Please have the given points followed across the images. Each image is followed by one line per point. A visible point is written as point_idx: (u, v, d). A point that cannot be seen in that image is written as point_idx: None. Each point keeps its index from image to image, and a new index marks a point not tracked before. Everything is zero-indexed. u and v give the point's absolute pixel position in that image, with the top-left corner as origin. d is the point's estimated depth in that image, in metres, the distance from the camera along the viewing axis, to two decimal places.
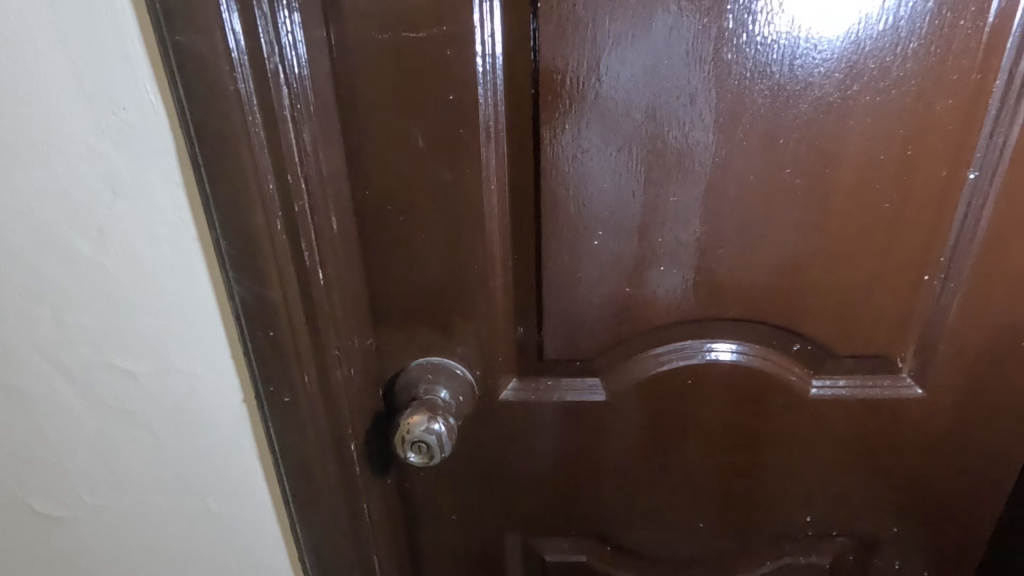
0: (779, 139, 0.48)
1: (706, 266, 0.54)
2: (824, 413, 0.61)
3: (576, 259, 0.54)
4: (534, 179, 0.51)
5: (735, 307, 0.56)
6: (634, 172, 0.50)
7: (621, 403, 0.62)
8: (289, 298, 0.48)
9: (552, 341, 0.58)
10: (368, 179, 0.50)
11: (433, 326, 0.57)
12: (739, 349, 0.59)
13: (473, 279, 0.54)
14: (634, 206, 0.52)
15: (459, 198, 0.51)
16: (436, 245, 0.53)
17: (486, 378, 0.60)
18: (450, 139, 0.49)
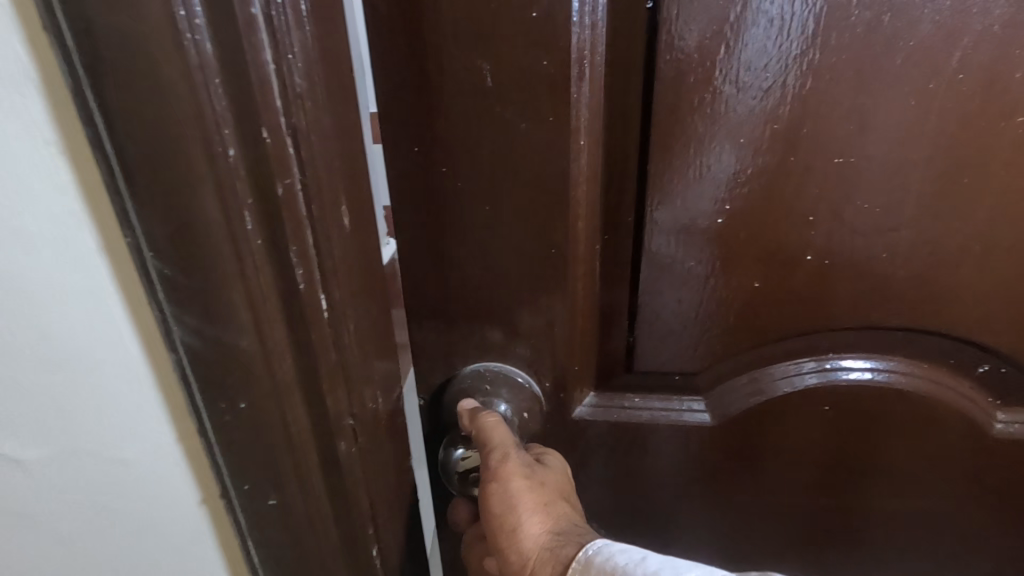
0: (1012, 71, 0.33)
1: (872, 256, 0.39)
2: (1006, 455, 0.47)
3: (689, 243, 0.41)
4: (639, 133, 0.38)
5: (902, 312, 0.41)
6: (779, 123, 0.36)
7: (728, 428, 0.48)
8: (278, 344, 0.30)
9: (646, 347, 0.46)
10: (423, 132, 0.38)
11: (493, 327, 0.44)
12: (897, 369, 0.44)
13: (549, 269, 0.42)
14: (768, 172, 0.38)
15: (537, 156, 0.38)
16: (504, 219, 0.40)
17: (558, 391, 0.47)
18: (531, 72, 0.36)
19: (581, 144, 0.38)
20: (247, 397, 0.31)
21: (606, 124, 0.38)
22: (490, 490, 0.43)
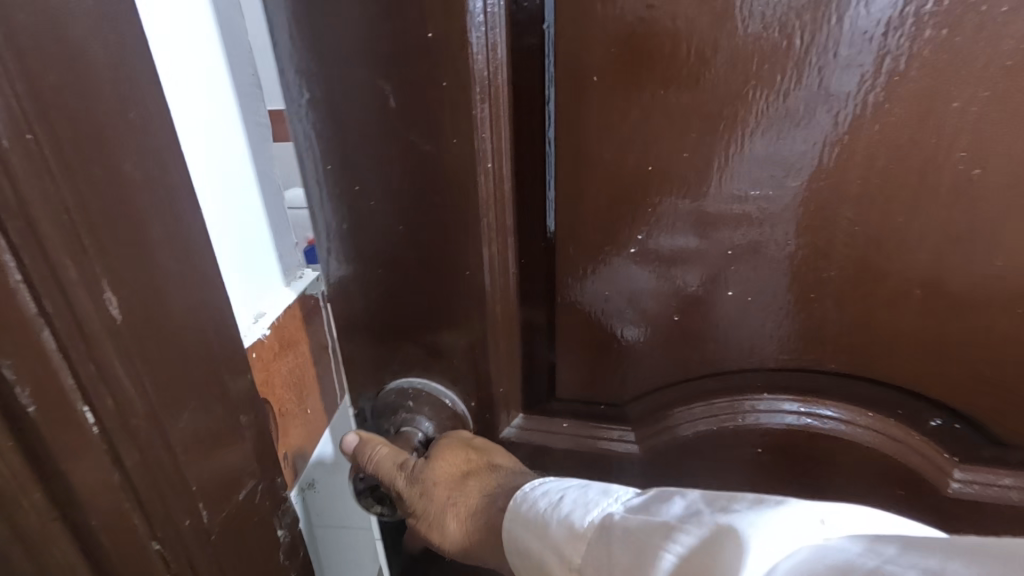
0: (940, 100, 0.31)
1: (793, 291, 0.38)
2: (967, 518, 0.42)
3: (648, 276, 0.40)
4: (579, 162, 0.37)
5: (834, 353, 0.39)
6: (702, 152, 0.35)
7: (660, 459, 0.46)
8: (15, 485, 0.22)
9: (568, 371, 0.45)
10: (344, 157, 0.37)
11: (420, 346, 0.44)
12: (836, 415, 0.41)
13: (462, 292, 0.41)
14: (721, 208, 0.36)
15: (442, 179, 0.37)
16: (414, 242, 0.40)
17: (483, 411, 0.46)
18: (431, 94, 0.34)
19: (491, 168, 0.37)
20: (2, 570, 0.23)
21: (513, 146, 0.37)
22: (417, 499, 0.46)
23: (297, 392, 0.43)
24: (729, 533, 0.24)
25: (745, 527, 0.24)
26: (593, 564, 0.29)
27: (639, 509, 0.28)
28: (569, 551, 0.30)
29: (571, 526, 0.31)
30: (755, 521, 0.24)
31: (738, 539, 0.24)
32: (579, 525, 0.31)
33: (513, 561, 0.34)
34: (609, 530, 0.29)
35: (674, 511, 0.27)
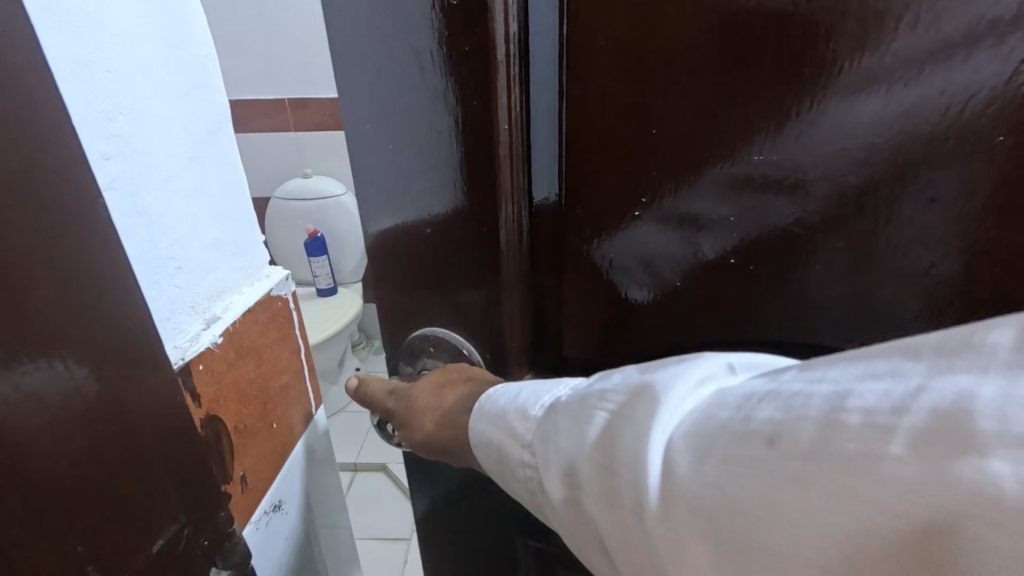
0: (896, 89, 0.38)
1: (797, 257, 0.45)
2: None
3: (675, 236, 0.47)
4: (628, 134, 0.45)
5: (813, 331, 0.47)
6: (728, 125, 0.42)
7: None
8: None
9: (580, 320, 0.54)
10: (436, 116, 0.44)
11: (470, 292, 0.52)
12: None
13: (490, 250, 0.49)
14: (753, 176, 0.43)
15: (491, 148, 0.45)
16: (457, 204, 0.48)
17: (498, 365, 0.54)
18: (480, 80, 0.43)
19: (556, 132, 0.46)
20: None
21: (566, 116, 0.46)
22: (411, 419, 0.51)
23: (262, 403, 0.65)
24: (647, 387, 0.35)
25: (660, 380, 0.35)
26: (540, 433, 0.39)
27: (575, 394, 0.39)
28: (523, 430, 0.40)
29: (525, 412, 0.41)
30: (671, 381, 0.35)
31: (659, 392, 0.35)
32: (534, 410, 0.41)
33: (482, 451, 0.43)
34: (562, 408, 0.39)
35: (611, 382, 0.37)
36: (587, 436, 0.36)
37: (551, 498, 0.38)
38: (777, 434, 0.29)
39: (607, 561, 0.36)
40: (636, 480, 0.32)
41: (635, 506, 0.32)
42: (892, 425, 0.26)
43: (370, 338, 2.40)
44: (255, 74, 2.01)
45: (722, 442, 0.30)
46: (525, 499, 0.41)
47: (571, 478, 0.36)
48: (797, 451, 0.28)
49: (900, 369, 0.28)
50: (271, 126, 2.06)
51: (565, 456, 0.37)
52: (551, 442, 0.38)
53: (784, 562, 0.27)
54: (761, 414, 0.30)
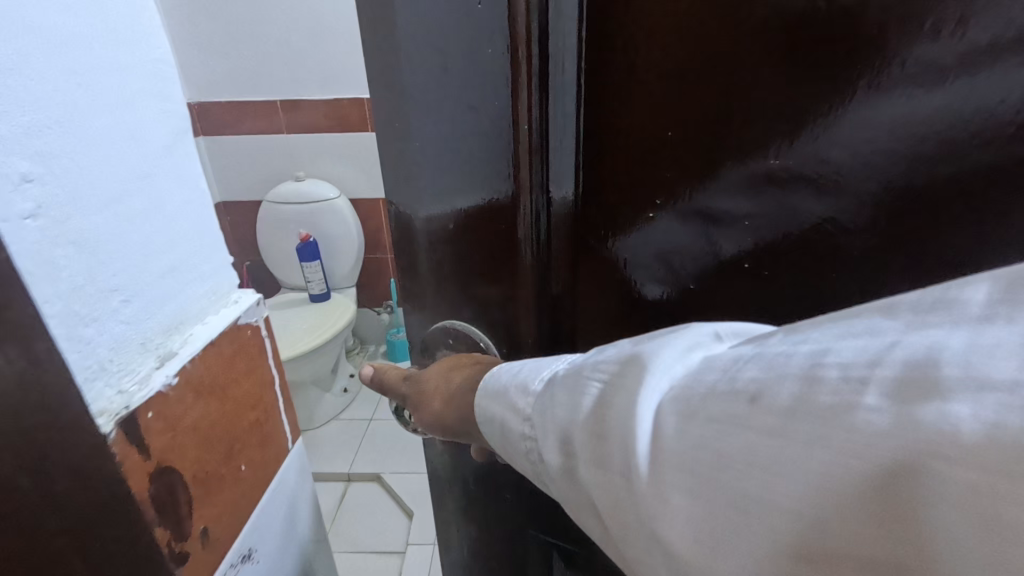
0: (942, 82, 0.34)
1: (815, 260, 0.41)
2: None
3: (693, 232, 0.44)
4: (654, 127, 0.41)
5: None
6: (758, 124, 0.38)
7: None
8: None
9: (587, 324, 0.50)
10: (441, 115, 0.41)
11: (484, 285, 0.48)
12: None
13: (497, 243, 0.46)
14: (784, 177, 0.39)
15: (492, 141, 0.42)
16: (457, 197, 0.44)
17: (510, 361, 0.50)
18: (485, 66, 0.39)
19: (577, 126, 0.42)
20: None
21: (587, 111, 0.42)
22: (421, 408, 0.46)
23: (231, 441, 0.55)
24: (640, 356, 0.32)
25: (651, 350, 0.33)
26: (540, 407, 0.36)
27: (574, 367, 0.36)
28: (523, 404, 0.38)
29: (525, 386, 0.38)
30: (668, 350, 0.32)
31: (648, 359, 0.32)
32: (534, 387, 0.38)
33: (486, 427, 0.40)
34: (559, 380, 0.36)
35: (608, 355, 0.35)
36: (580, 408, 0.33)
37: (549, 467, 0.35)
38: (759, 393, 0.26)
39: (598, 532, 0.33)
40: (623, 449, 0.30)
41: (615, 473, 0.30)
42: (866, 377, 0.23)
43: (365, 343, 2.33)
44: (242, 69, 1.88)
45: (708, 401, 0.28)
46: (526, 472, 0.38)
47: (566, 447, 0.34)
48: (781, 407, 0.25)
49: (875, 327, 0.25)
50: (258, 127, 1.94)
51: (562, 425, 0.34)
52: (554, 421, 0.35)
53: (751, 527, 0.24)
54: (746, 374, 0.28)
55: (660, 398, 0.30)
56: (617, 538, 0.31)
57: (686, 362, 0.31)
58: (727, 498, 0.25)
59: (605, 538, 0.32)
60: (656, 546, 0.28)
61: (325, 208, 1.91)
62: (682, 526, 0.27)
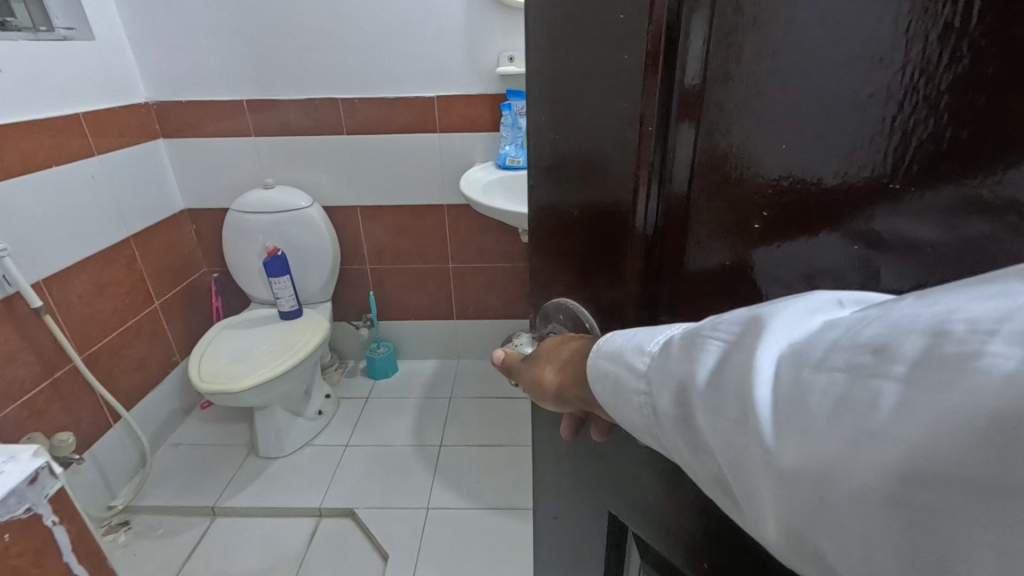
0: None
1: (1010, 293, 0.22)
2: None
3: (841, 265, 0.26)
4: (788, 121, 0.26)
5: None
6: (980, 130, 0.20)
7: None
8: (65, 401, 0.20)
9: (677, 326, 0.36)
10: (578, 95, 0.36)
11: (602, 280, 0.40)
12: None
13: (616, 241, 0.37)
14: (993, 201, 0.20)
15: (610, 125, 0.34)
16: (581, 177, 0.38)
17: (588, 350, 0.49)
18: (607, 34, 0.32)
19: (688, 125, 0.30)
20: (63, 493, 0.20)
21: (698, 104, 0.30)
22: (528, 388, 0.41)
23: None
24: (758, 321, 0.24)
25: (774, 313, 0.24)
26: (660, 377, 0.28)
27: (687, 340, 0.27)
28: (631, 378, 0.29)
29: (640, 346, 0.30)
30: (808, 323, 0.23)
31: (765, 322, 0.23)
32: (650, 347, 0.29)
33: (598, 387, 0.32)
34: (675, 343, 0.28)
35: (729, 319, 0.25)
36: (688, 373, 0.26)
37: (664, 423, 0.27)
38: (881, 347, 0.19)
39: (715, 470, 0.25)
40: (739, 410, 0.22)
41: (730, 419, 0.23)
42: (992, 330, 0.17)
43: (345, 359, 1.86)
44: (133, 14, 1.40)
45: (834, 357, 0.20)
46: (635, 425, 0.30)
47: (684, 405, 0.26)
48: (906, 366, 0.18)
49: (1010, 284, 0.18)
50: (161, 94, 1.48)
51: (679, 377, 0.26)
52: (682, 414, 0.26)
53: (863, 462, 0.19)
54: (867, 332, 0.20)
55: (776, 355, 0.23)
56: (733, 479, 0.23)
57: (826, 310, 0.23)
58: (851, 434, 0.19)
59: (722, 481, 0.25)
60: (767, 479, 0.22)
61: (290, 218, 1.49)
62: (795, 451, 0.21)
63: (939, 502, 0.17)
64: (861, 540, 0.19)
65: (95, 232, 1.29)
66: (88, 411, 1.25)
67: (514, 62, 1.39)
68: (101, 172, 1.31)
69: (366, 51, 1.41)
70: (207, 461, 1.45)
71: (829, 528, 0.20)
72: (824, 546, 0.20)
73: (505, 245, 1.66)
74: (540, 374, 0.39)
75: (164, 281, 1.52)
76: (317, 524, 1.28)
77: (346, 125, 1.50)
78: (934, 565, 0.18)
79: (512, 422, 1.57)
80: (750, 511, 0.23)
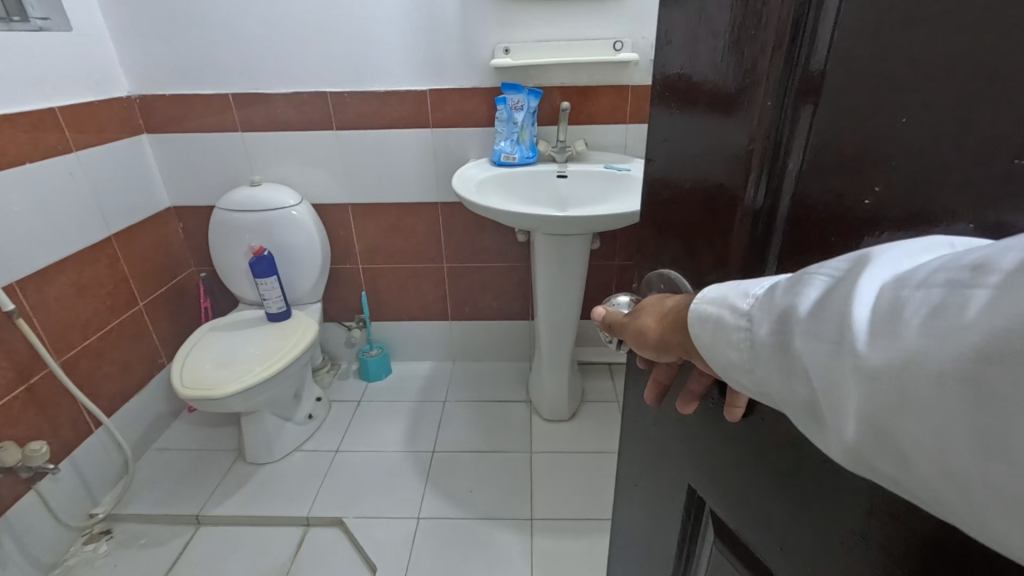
0: None
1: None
2: None
3: (934, 223, 0.24)
4: (911, 98, 0.24)
5: None
6: None
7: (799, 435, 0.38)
8: None
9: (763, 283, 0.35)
10: (705, 63, 0.35)
11: (704, 256, 0.39)
12: None
13: (721, 218, 0.36)
14: None
15: (731, 98, 0.34)
16: (696, 151, 0.38)
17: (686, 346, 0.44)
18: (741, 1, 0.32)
19: (809, 106, 0.29)
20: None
21: (817, 82, 0.28)
22: (627, 339, 0.39)
23: None
24: (866, 259, 0.24)
25: (884, 251, 0.23)
26: (773, 326, 0.26)
27: (790, 287, 0.26)
28: (733, 330, 0.28)
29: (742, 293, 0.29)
30: (918, 257, 0.22)
31: (872, 257, 0.23)
32: (754, 291, 0.28)
33: (698, 333, 0.31)
34: (777, 284, 0.27)
35: (837, 263, 0.25)
36: (790, 305, 0.25)
37: (761, 353, 0.27)
38: (980, 264, 0.19)
39: (804, 394, 0.25)
40: (836, 330, 0.23)
41: (823, 342, 0.23)
42: None
43: (337, 360, 1.82)
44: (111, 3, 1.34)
45: (938, 273, 0.20)
46: (730, 361, 0.29)
47: (784, 339, 0.26)
48: (1001, 277, 0.18)
49: None
50: (143, 87, 1.43)
51: (778, 307, 0.26)
52: (789, 356, 0.25)
53: (940, 353, 0.19)
54: (972, 253, 0.19)
55: (877, 288, 0.22)
56: (821, 394, 0.24)
57: (936, 251, 0.22)
58: (936, 334, 0.19)
59: (811, 403, 0.25)
60: (853, 383, 0.22)
61: (276, 217, 1.44)
62: (882, 352, 0.21)
63: (1011, 384, 0.16)
64: (932, 426, 0.19)
65: (74, 229, 1.24)
66: (67, 416, 1.21)
67: (509, 54, 1.34)
68: (79, 170, 1.26)
69: (356, 43, 1.36)
70: (192, 467, 1.41)
71: (903, 412, 0.20)
72: (902, 434, 0.20)
73: (501, 244, 1.61)
74: (642, 324, 0.37)
75: (149, 281, 1.48)
76: (305, 532, 1.24)
77: (336, 120, 1.44)
78: (996, 437, 0.17)
79: (509, 426, 1.53)
80: (831, 415, 0.23)
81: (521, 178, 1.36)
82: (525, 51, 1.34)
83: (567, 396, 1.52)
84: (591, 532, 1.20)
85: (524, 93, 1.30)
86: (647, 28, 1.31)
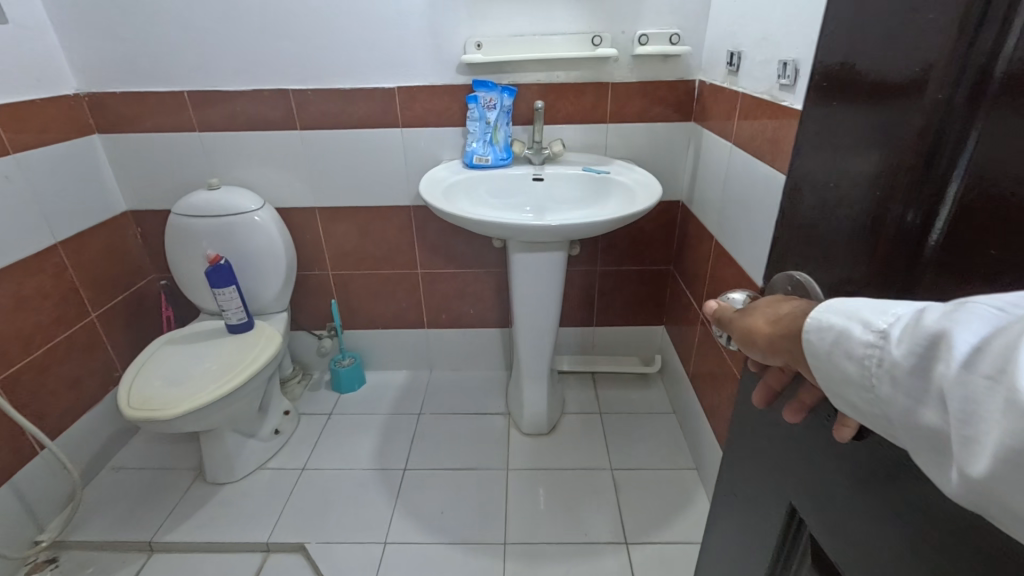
0: None
1: None
2: None
3: None
4: None
5: None
6: None
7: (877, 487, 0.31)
8: None
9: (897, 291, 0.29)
10: (871, 43, 0.29)
11: (832, 266, 0.33)
12: None
13: (861, 223, 0.31)
14: None
15: (894, 88, 0.28)
16: (841, 147, 0.32)
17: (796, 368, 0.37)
18: None
19: (993, 103, 0.24)
20: None
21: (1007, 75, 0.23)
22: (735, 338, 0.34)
23: None
24: None
25: None
26: (911, 349, 0.22)
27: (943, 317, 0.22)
28: (854, 344, 0.24)
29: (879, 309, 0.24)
30: None
31: None
32: (890, 312, 0.24)
33: (812, 346, 0.27)
34: (920, 309, 0.23)
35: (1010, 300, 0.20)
36: (940, 332, 0.21)
37: (889, 376, 0.23)
38: None
39: (931, 425, 0.21)
40: (999, 361, 0.19)
41: (977, 377, 0.19)
42: None
43: (308, 369, 1.74)
44: None
45: None
46: (844, 375, 0.25)
47: (924, 371, 0.22)
48: None
49: None
50: (87, 84, 1.33)
51: (927, 329, 0.22)
52: (935, 389, 0.21)
53: None
54: None
55: None
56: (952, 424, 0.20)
57: None
58: None
59: (937, 434, 0.21)
60: (997, 419, 0.18)
61: (238, 222, 1.35)
62: None
63: None
64: None
65: (14, 236, 1.16)
66: (6, 437, 1.13)
67: (481, 49, 1.26)
68: (17, 173, 1.17)
69: (318, 37, 1.28)
70: (148, 488, 1.33)
71: None
72: None
73: (479, 250, 1.54)
74: (753, 324, 0.32)
75: (102, 291, 1.39)
76: (264, 558, 1.17)
77: (299, 120, 1.36)
78: None
79: (483, 441, 1.46)
80: (957, 445, 0.20)
81: (493, 181, 1.29)
82: (497, 46, 1.26)
83: (546, 409, 1.46)
84: (567, 556, 1.14)
85: (496, 91, 1.24)
86: (628, 23, 1.24)
